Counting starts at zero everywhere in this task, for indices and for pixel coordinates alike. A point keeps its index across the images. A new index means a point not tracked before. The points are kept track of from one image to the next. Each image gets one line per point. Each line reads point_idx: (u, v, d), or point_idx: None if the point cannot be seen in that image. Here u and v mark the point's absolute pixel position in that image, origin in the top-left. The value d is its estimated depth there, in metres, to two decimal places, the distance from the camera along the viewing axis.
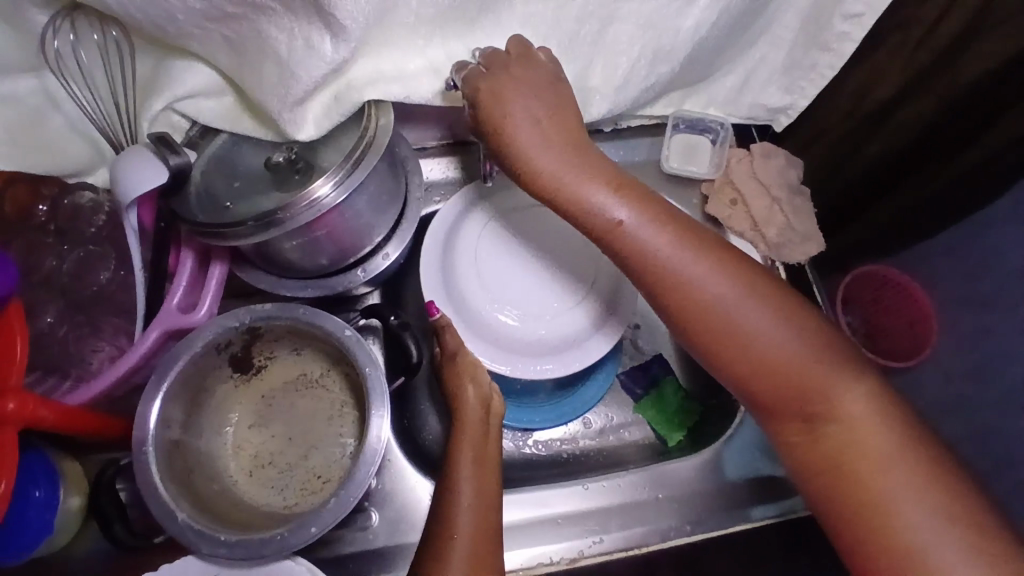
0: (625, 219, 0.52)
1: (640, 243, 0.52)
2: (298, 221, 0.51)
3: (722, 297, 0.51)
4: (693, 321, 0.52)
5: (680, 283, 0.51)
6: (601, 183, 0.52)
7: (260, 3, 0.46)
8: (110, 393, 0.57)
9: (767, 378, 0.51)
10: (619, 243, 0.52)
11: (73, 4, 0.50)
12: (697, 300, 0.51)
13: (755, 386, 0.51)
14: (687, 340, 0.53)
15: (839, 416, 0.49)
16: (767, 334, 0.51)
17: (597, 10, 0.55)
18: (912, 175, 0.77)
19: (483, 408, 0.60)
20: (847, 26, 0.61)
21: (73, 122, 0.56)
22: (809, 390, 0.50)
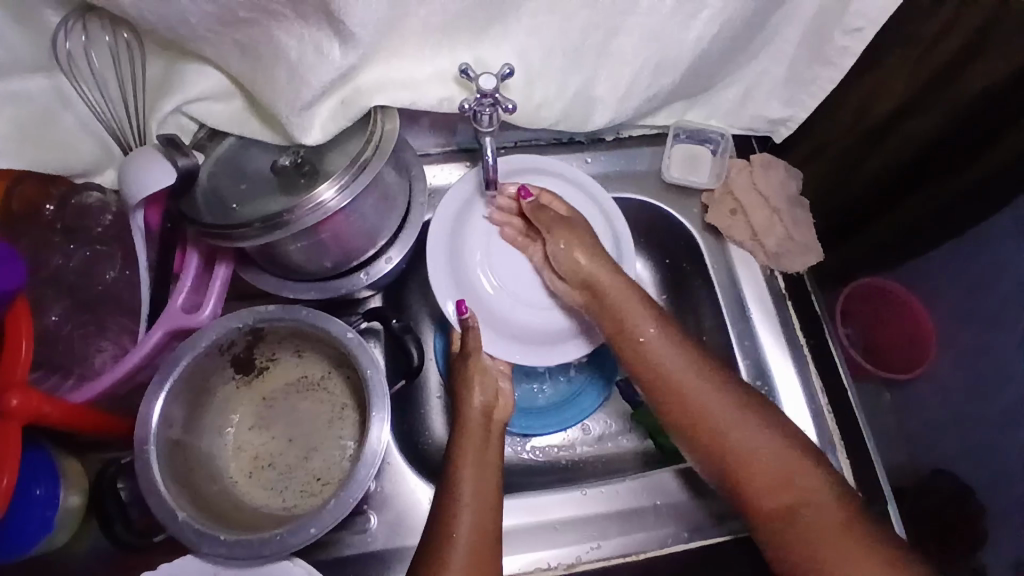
0: (654, 347, 0.60)
1: (663, 367, 0.59)
2: (304, 223, 0.51)
3: (732, 417, 0.57)
4: (683, 417, 0.58)
5: (693, 403, 0.58)
6: (620, 298, 0.61)
7: (273, 8, 0.47)
8: (113, 392, 0.57)
9: (749, 478, 0.56)
10: (645, 364, 0.60)
11: (86, 6, 0.52)
12: (709, 422, 0.57)
13: (737, 484, 0.56)
14: (697, 453, 0.59)
15: (811, 520, 0.53)
16: (752, 439, 0.57)
17: (601, 22, 0.56)
18: (912, 192, 0.78)
19: (486, 414, 0.60)
20: (848, 40, 0.62)
21: (85, 122, 0.56)
22: (786, 495, 0.55)
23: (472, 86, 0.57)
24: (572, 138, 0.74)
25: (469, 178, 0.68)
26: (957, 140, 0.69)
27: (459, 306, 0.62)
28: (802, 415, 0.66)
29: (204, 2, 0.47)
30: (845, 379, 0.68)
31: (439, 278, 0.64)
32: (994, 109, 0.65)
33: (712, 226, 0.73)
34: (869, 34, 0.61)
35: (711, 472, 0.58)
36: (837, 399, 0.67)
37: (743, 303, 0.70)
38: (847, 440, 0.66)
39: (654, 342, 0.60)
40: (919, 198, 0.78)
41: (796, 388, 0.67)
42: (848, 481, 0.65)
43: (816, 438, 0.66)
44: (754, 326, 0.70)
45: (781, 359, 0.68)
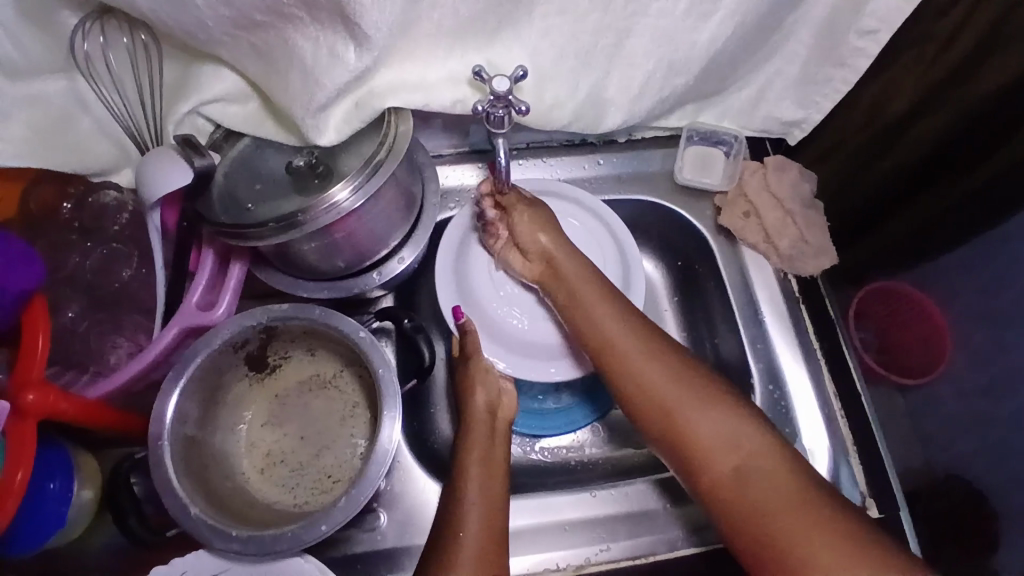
0: (613, 331, 0.58)
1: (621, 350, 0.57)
2: (318, 223, 0.52)
3: (684, 399, 0.54)
4: (631, 397, 0.56)
5: (648, 386, 0.56)
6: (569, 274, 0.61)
7: (288, 12, 0.48)
8: (128, 389, 0.58)
9: (698, 455, 0.53)
10: (604, 347, 0.58)
11: (102, 8, 0.52)
12: (665, 407, 0.55)
13: (688, 463, 0.53)
14: (655, 440, 0.56)
15: (765, 492, 0.50)
16: (695, 413, 0.54)
17: (613, 23, 0.56)
18: (928, 191, 0.76)
19: (491, 411, 0.61)
20: (863, 42, 0.61)
21: (102, 123, 0.58)
22: (735, 468, 0.52)
23: (485, 88, 0.57)
24: (584, 139, 0.74)
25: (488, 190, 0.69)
26: (967, 142, 0.69)
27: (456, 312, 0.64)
28: (814, 419, 0.66)
29: (220, 5, 0.47)
30: (859, 383, 0.67)
31: (444, 284, 0.66)
32: (1004, 112, 0.64)
33: (724, 229, 0.72)
34: (884, 36, 0.60)
35: (669, 457, 0.55)
36: (850, 403, 0.67)
37: (755, 306, 0.70)
38: (860, 444, 0.65)
39: (613, 325, 0.58)
40: (935, 199, 0.77)
41: (809, 392, 0.67)
42: (860, 486, 0.64)
43: (829, 442, 0.65)
44: (766, 329, 0.69)
45: (793, 362, 0.68)
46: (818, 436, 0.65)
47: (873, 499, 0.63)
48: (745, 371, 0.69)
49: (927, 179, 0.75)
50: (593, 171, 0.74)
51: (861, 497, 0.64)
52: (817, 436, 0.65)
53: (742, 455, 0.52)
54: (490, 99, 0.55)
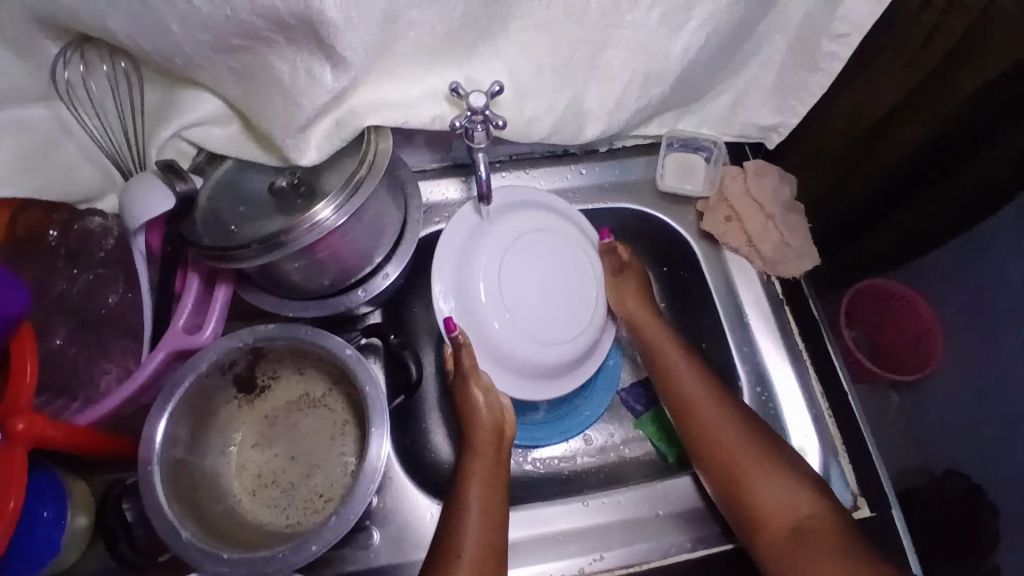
0: (677, 366, 0.65)
1: (679, 381, 0.65)
2: (301, 243, 0.52)
3: (755, 459, 0.60)
4: (705, 445, 0.62)
5: (703, 411, 0.63)
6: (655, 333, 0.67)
7: (265, 36, 0.48)
8: (117, 413, 0.58)
9: (757, 500, 0.59)
10: (667, 377, 0.66)
11: (83, 37, 0.53)
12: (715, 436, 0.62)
13: (746, 505, 0.59)
14: (701, 461, 0.62)
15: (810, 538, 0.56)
16: (763, 464, 0.60)
17: (588, 36, 0.57)
18: (919, 183, 0.78)
19: (495, 429, 0.60)
20: (836, 46, 0.62)
21: (86, 149, 0.58)
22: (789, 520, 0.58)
23: (463, 104, 0.58)
24: (566, 150, 0.74)
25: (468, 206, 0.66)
26: (957, 137, 0.70)
27: (447, 325, 0.60)
28: (803, 420, 0.66)
29: (198, 32, 0.48)
30: (845, 382, 0.67)
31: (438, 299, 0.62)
32: (990, 107, 0.66)
33: (708, 234, 0.73)
34: (855, 40, 0.61)
35: (720, 498, 0.61)
36: (838, 402, 0.67)
37: (741, 309, 0.71)
38: (849, 443, 0.66)
39: (681, 362, 0.65)
40: (926, 190, 0.78)
41: (796, 393, 0.67)
42: (851, 485, 0.64)
43: (818, 441, 0.66)
44: (752, 330, 0.70)
45: (781, 364, 0.68)
46: (807, 437, 0.66)
47: (864, 498, 0.64)
48: (734, 374, 0.69)
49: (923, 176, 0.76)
50: (576, 181, 0.75)
51: (852, 496, 0.64)
52: (806, 436, 0.66)
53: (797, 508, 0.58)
54: (467, 115, 0.56)
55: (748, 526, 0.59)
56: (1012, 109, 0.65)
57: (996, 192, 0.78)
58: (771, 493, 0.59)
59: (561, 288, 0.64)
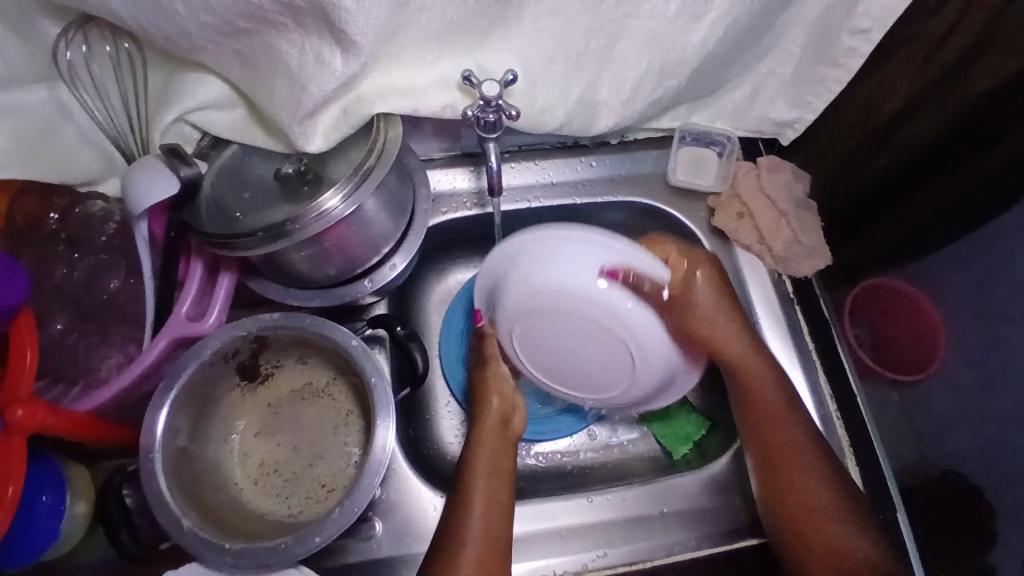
0: (733, 354, 0.62)
1: (739, 369, 0.62)
2: (308, 231, 0.51)
3: (805, 459, 0.60)
4: (762, 436, 0.61)
5: (767, 397, 0.62)
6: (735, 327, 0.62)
7: (272, 18, 0.47)
8: (118, 401, 0.57)
9: (794, 496, 0.59)
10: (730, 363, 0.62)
11: (84, 17, 0.52)
12: (777, 420, 0.61)
13: (780, 496, 0.60)
14: (754, 450, 0.62)
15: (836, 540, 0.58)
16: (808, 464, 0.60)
17: (604, 25, 0.56)
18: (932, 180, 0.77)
19: (502, 421, 0.60)
20: (855, 42, 0.61)
21: (85, 132, 0.57)
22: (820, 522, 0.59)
23: (475, 94, 0.57)
24: (576, 141, 0.73)
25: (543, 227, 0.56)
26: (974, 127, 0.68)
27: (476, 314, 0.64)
28: (810, 420, 0.66)
29: (203, 13, 0.47)
30: (853, 382, 0.67)
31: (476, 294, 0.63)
32: (1006, 101, 0.64)
33: (719, 230, 0.72)
34: (876, 35, 0.60)
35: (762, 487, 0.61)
36: (845, 402, 0.66)
37: (750, 307, 0.70)
38: (856, 444, 0.65)
39: (745, 350, 0.62)
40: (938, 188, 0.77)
41: (804, 392, 0.67)
42: (857, 488, 0.64)
43: (824, 442, 0.65)
44: (761, 329, 0.69)
45: (788, 363, 0.68)
46: None
47: (869, 500, 0.63)
48: None
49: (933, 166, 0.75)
50: (586, 173, 0.74)
51: None
52: None
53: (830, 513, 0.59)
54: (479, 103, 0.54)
55: (784, 515, 0.59)
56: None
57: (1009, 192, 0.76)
58: (813, 494, 0.59)
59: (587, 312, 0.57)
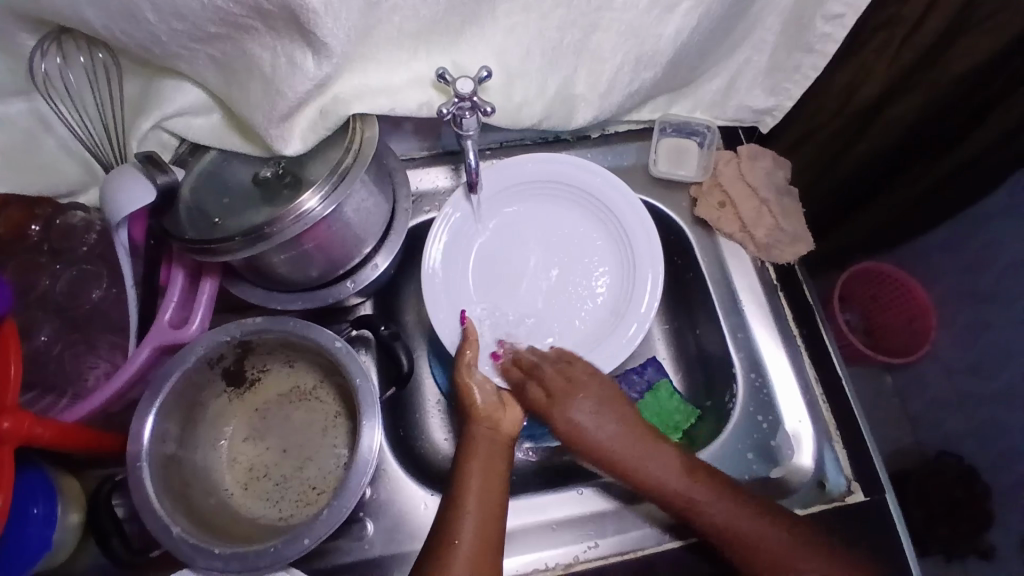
0: (593, 430, 0.60)
1: (608, 451, 0.60)
2: (287, 234, 0.51)
3: (722, 507, 0.57)
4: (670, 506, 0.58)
5: (643, 471, 0.59)
6: (591, 404, 0.60)
7: (242, 23, 0.47)
8: (105, 409, 0.57)
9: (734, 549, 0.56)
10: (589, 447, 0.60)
11: (60, 29, 0.51)
12: (672, 489, 0.58)
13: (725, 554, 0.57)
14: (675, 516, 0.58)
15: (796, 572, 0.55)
16: (723, 514, 0.57)
17: (577, 19, 0.56)
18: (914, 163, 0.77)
19: (493, 426, 0.60)
20: (830, 27, 0.61)
21: (65, 143, 0.57)
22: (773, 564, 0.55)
23: (450, 91, 0.57)
24: (557, 136, 0.73)
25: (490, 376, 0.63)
26: (955, 109, 0.68)
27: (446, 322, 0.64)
28: (797, 405, 0.66)
29: (173, 19, 0.47)
30: (839, 366, 0.67)
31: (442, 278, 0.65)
32: (989, 78, 0.64)
33: (701, 219, 0.73)
34: (850, 20, 0.60)
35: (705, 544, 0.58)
36: (832, 387, 0.67)
37: (734, 295, 0.70)
38: (843, 429, 0.65)
39: (604, 425, 0.60)
40: (922, 171, 0.77)
41: (790, 378, 0.67)
42: (846, 475, 0.63)
43: (812, 428, 0.65)
44: (746, 316, 0.69)
45: (774, 349, 0.68)
46: (802, 422, 0.66)
47: (857, 482, 0.63)
48: (728, 361, 0.69)
49: (917, 149, 0.75)
50: None
51: (846, 482, 0.63)
52: (800, 422, 0.66)
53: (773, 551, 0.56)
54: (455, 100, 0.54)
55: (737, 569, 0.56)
56: (1011, 80, 0.64)
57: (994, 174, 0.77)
58: (751, 536, 0.56)
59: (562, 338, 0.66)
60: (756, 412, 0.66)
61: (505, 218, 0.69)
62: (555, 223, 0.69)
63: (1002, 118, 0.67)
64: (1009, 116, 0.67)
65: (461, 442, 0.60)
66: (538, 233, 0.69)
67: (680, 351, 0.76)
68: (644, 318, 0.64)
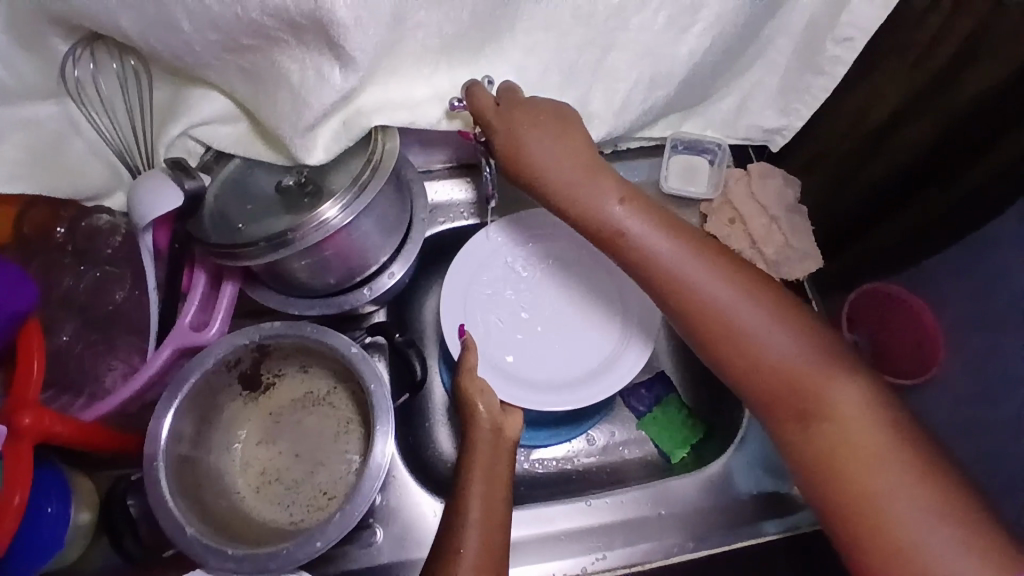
0: (537, 155, 0.55)
1: (743, 332, 0.53)
2: (307, 241, 0.53)
3: (739, 309, 0.53)
4: (658, 289, 0.55)
5: (781, 363, 0.52)
6: (559, 145, 0.55)
7: (275, 36, 0.49)
8: (123, 409, 0.58)
9: (763, 376, 0.52)
10: (687, 300, 0.54)
11: (93, 35, 0.53)
12: (661, 265, 0.54)
13: (756, 378, 0.52)
14: (676, 318, 0.55)
15: (834, 412, 0.50)
16: (749, 325, 0.53)
17: (595, 39, 0.58)
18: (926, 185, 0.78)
19: (496, 429, 0.60)
20: (840, 49, 0.63)
21: (94, 146, 0.58)
22: (808, 400, 0.51)
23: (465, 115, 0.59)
24: None
25: (504, 396, 0.63)
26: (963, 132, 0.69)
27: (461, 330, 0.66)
28: None
29: (209, 31, 0.48)
30: None
31: (457, 290, 0.68)
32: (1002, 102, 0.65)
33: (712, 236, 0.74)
34: (860, 43, 0.62)
35: (721, 370, 0.54)
36: None
37: None
38: None
39: (727, 292, 0.53)
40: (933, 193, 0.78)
41: None
42: None
43: None
44: None
45: None
46: None
47: None
48: None
49: (927, 178, 0.75)
50: None
51: None
52: None
53: (815, 383, 0.51)
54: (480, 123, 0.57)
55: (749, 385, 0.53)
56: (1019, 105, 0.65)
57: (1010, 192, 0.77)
58: (763, 347, 0.52)
59: (549, 376, 0.66)
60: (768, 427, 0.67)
61: (513, 266, 0.70)
62: (570, 277, 0.71)
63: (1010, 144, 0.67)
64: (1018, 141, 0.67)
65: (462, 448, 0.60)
66: (552, 282, 0.70)
67: (689, 363, 0.75)
68: (621, 379, 0.64)
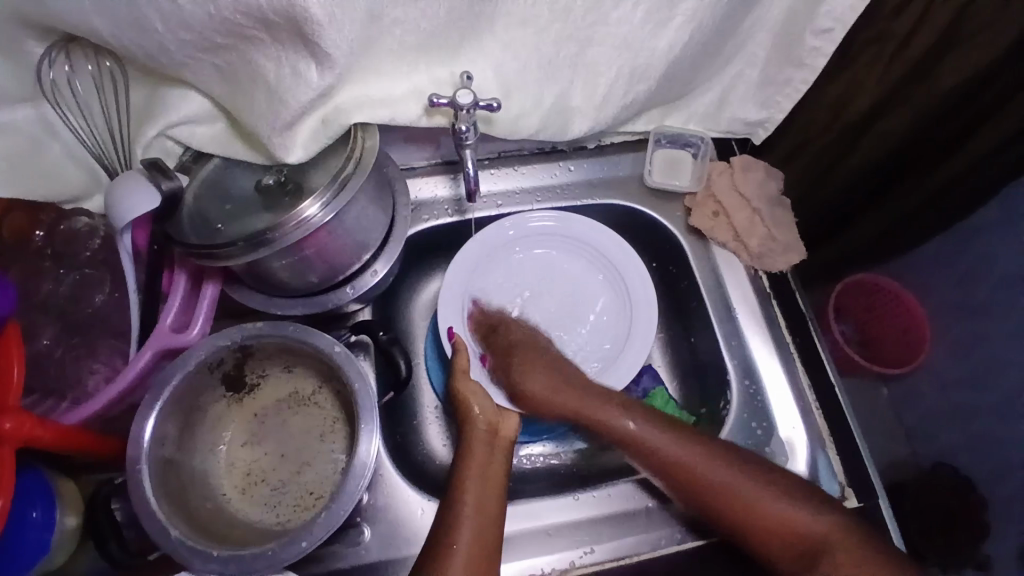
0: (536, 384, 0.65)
1: (734, 491, 0.60)
2: (288, 240, 0.52)
3: (718, 471, 0.61)
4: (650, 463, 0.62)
5: (803, 531, 0.58)
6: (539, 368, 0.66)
7: (249, 34, 0.48)
8: (105, 412, 0.58)
9: (761, 532, 0.59)
10: (677, 470, 0.61)
11: (68, 37, 0.53)
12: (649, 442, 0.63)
13: (755, 530, 0.59)
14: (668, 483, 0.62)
15: (826, 548, 0.57)
16: (736, 486, 0.60)
17: (574, 33, 0.57)
18: (911, 175, 0.78)
19: (491, 429, 0.61)
20: (819, 41, 0.62)
21: (72, 150, 0.58)
22: (803, 544, 0.58)
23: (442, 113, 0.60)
24: (554, 147, 0.75)
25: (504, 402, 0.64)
26: (945, 121, 0.70)
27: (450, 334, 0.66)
28: (790, 409, 0.67)
29: (181, 29, 0.48)
30: (832, 373, 0.68)
31: (451, 291, 0.68)
32: (984, 92, 0.65)
33: (696, 229, 0.74)
34: (839, 34, 0.61)
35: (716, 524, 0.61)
36: (826, 396, 0.67)
37: (728, 303, 0.71)
38: (836, 435, 0.66)
39: (722, 471, 0.60)
40: (918, 182, 0.78)
41: (784, 387, 0.68)
42: (839, 476, 0.64)
43: (806, 434, 0.66)
44: (740, 324, 0.70)
45: (767, 355, 0.69)
46: (794, 427, 0.66)
47: (851, 488, 0.64)
48: (722, 368, 0.70)
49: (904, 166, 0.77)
50: (564, 178, 0.75)
51: (840, 488, 0.64)
52: (795, 429, 0.66)
53: (805, 531, 0.58)
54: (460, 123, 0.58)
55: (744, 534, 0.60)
56: (997, 96, 0.65)
57: (999, 184, 0.77)
58: (754, 503, 0.60)
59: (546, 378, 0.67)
60: (753, 417, 0.67)
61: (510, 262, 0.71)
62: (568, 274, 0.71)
63: (979, 141, 0.70)
64: (1002, 128, 0.67)
65: (459, 447, 0.61)
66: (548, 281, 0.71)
67: (676, 357, 0.76)
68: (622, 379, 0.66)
